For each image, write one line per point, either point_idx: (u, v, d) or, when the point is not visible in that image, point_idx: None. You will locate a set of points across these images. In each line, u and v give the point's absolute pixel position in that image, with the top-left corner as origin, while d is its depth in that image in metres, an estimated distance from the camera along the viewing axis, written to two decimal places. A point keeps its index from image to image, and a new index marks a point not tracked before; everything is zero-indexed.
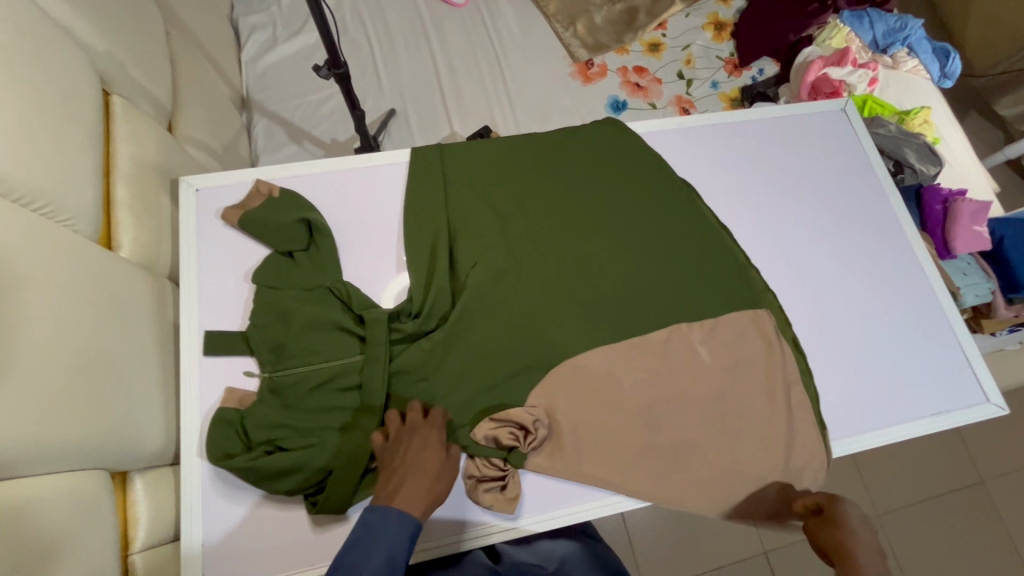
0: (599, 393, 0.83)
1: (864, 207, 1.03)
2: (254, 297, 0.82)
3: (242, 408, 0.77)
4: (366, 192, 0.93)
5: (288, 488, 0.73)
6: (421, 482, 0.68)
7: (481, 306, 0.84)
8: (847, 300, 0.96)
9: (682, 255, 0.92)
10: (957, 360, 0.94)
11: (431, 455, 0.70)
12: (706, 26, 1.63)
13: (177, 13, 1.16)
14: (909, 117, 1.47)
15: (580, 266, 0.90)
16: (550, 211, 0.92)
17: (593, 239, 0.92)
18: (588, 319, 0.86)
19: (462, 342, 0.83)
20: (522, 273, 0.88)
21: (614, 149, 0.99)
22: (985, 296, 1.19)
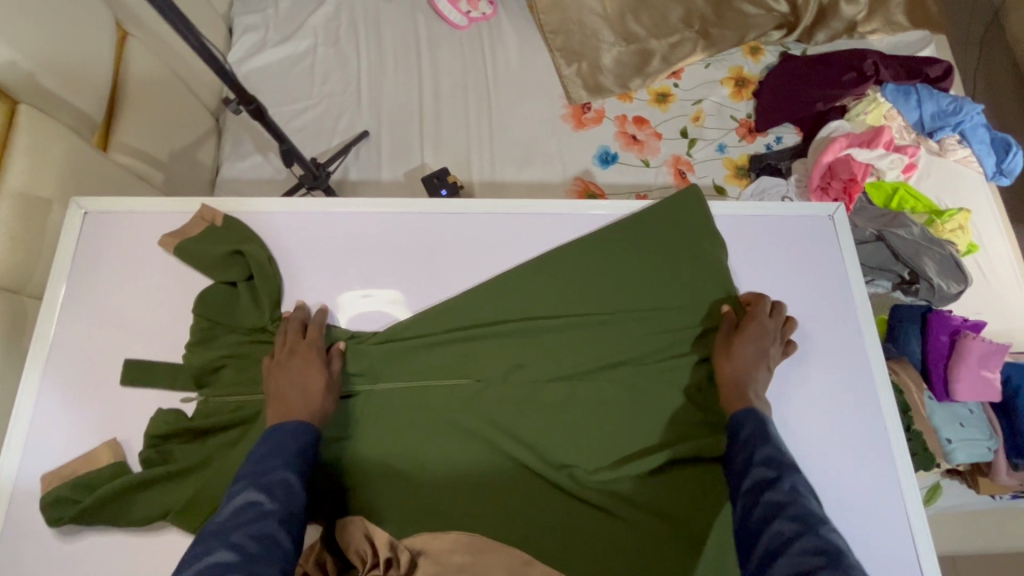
0: (510, 498, 0.78)
1: (848, 341, 0.88)
2: (191, 329, 0.81)
3: (73, 477, 0.74)
4: (322, 233, 0.88)
5: (142, 517, 0.73)
6: (303, 396, 0.73)
7: (435, 380, 0.83)
8: (803, 450, 0.82)
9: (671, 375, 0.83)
10: (905, 555, 0.79)
11: (311, 369, 0.75)
12: (726, 81, 1.47)
13: (145, 15, 1.14)
14: (940, 220, 1.26)
15: (554, 359, 0.83)
16: (551, 291, 0.85)
17: (586, 334, 0.84)
18: (539, 417, 0.82)
19: (400, 413, 0.81)
20: (489, 354, 0.83)
21: (659, 230, 0.87)
22: (984, 456, 1.00)
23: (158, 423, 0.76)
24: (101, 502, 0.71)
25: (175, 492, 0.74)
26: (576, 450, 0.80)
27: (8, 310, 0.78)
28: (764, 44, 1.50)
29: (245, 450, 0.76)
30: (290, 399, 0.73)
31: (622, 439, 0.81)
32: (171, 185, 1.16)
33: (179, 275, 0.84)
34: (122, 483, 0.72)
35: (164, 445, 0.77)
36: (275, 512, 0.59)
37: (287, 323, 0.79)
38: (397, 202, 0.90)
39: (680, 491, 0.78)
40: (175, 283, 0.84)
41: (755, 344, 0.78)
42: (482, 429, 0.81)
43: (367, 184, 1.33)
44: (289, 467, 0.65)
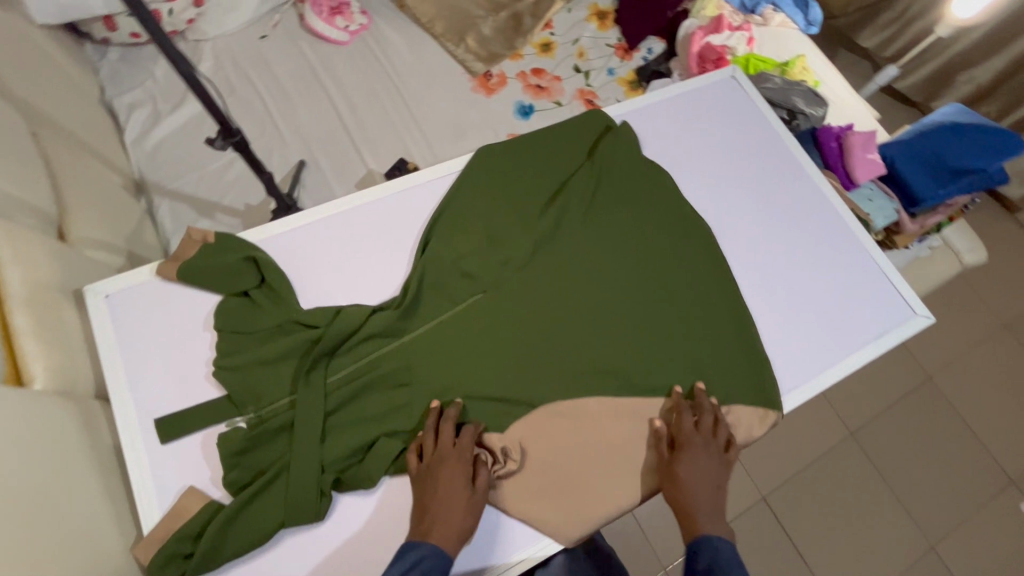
0: (564, 381, 0.89)
1: (775, 158, 1.12)
2: (218, 342, 0.83)
3: (172, 538, 0.73)
4: (356, 231, 0.97)
5: (253, 534, 0.74)
6: (450, 517, 0.74)
7: (448, 315, 0.91)
8: (770, 245, 1.04)
9: (635, 243, 0.99)
10: (883, 284, 1.03)
11: (458, 491, 0.76)
12: (590, 18, 1.68)
13: (44, 110, 1.07)
14: (790, 68, 1.58)
15: (540, 263, 0.96)
16: (510, 210, 0.99)
17: (555, 234, 0.98)
18: (549, 314, 0.92)
19: (430, 356, 0.87)
20: (486, 275, 0.94)
21: (573, 142, 1.06)
22: (893, 216, 1.29)
23: (225, 444, 0.78)
24: (216, 538, 0.73)
25: (271, 497, 0.77)
26: (596, 326, 0.93)
27: (77, 412, 0.74)
28: None
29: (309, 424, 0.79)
30: (432, 521, 0.74)
31: (626, 305, 0.95)
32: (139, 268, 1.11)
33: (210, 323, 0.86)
34: (226, 511, 0.74)
35: (243, 458, 0.78)
36: None
37: (441, 425, 0.80)
38: (382, 188, 1.01)
39: (697, 329, 0.94)
40: (187, 345, 0.84)
41: (696, 465, 0.82)
42: (511, 338, 0.90)
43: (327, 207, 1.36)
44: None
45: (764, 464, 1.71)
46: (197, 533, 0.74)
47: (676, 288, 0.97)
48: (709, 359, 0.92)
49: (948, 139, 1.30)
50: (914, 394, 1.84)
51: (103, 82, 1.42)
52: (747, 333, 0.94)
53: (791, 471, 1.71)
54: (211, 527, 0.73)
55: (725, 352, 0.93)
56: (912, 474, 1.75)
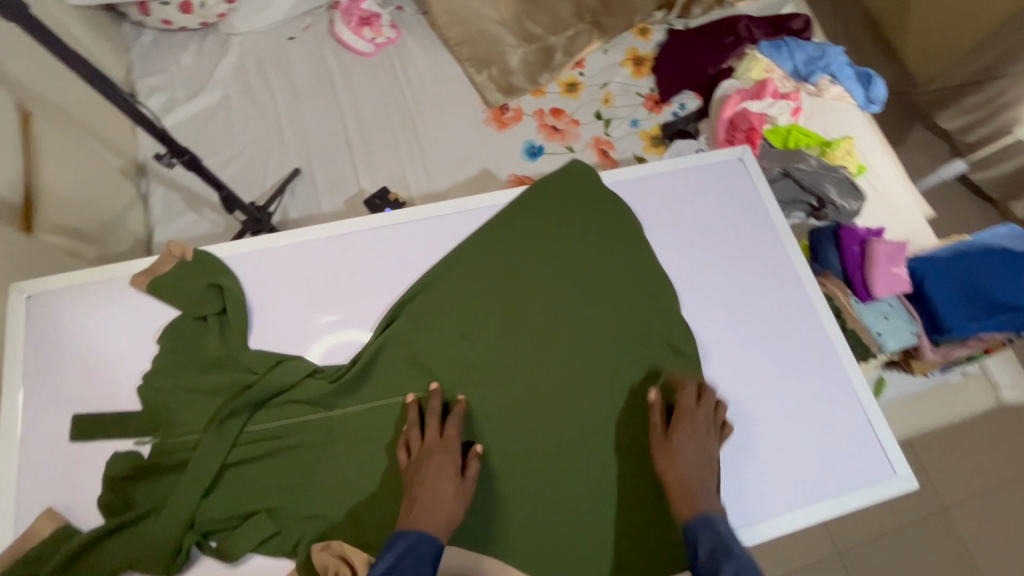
0: (491, 499, 0.82)
1: (776, 262, 0.98)
2: (157, 359, 0.82)
3: (21, 554, 0.72)
4: (293, 264, 0.90)
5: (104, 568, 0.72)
6: (438, 504, 0.72)
7: (395, 401, 0.84)
8: (744, 362, 0.91)
9: (614, 358, 0.89)
10: (859, 428, 0.88)
11: (449, 479, 0.74)
12: (625, 63, 1.59)
13: (46, 93, 1.11)
14: (832, 148, 1.43)
15: (507, 361, 0.88)
16: (491, 294, 0.90)
17: (533, 333, 0.89)
18: (502, 423, 0.85)
19: (356, 441, 0.82)
20: (447, 365, 0.87)
21: (579, 223, 0.95)
22: (910, 340, 1.13)
23: (115, 464, 0.76)
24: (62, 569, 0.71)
25: (133, 538, 0.74)
26: (546, 447, 0.84)
27: None
28: (651, 24, 1.64)
29: (197, 473, 0.76)
30: (418, 511, 0.72)
31: (586, 429, 0.86)
32: (107, 256, 1.13)
33: (120, 340, 0.83)
34: (80, 540, 0.72)
35: (124, 487, 0.76)
36: None
37: (430, 404, 0.81)
38: (350, 223, 0.94)
39: (646, 465, 0.85)
40: (95, 358, 0.82)
41: (692, 445, 0.78)
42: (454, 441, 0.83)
43: (311, 219, 1.35)
44: None
45: None
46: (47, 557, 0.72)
47: (645, 419, 0.86)
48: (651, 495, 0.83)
49: (981, 262, 1.14)
50: (922, 526, 1.63)
51: (132, 63, 1.46)
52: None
53: None
54: (61, 552, 0.71)
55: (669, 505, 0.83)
56: None
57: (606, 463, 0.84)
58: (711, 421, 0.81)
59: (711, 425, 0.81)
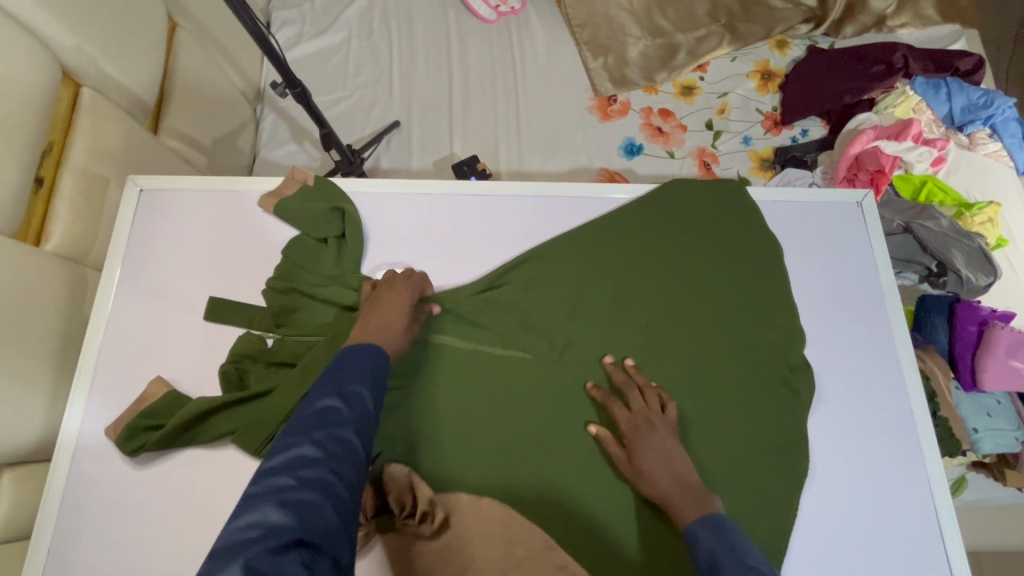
0: (551, 479, 0.80)
1: (875, 327, 0.88)
2: (278, 268, 0.87)
3: (142, 409, 0.77)
4: (388, 211, 0.92)
5: (215, 433, 0.78)
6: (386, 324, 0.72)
7: (497, 352, 0.87)
8: (817, 422, 0.83)
9: (720, 377, 0.85)
10: (925, 524, 0.79)
11: (397, 308, 0.74)
12: (752, 74, 1.47)
13: (193, 9, 1.20)
14: (969, 212, 1.25)
15: (608, 347, 0.87)
16: (614, 277, 0.90)
17: (645, 329, 0.87)
18: (584, 405, 0.84)
19: (452, 379, 0.85)
20: (550, 334, 0.88)
21: (724, 230, 0.93)
22: (1011, 447, 1.00)
23: (243, 343, 0.82)
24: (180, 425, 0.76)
25: (240, 414, 0.79)
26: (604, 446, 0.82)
27: (70, 280, 0.82)
28: (791, 37, 1.51)
29: (305, 370, 0.79)
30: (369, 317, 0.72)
31: None
32: (213, 168, 1.22)
33: (204, 246, 0.88)
34: (199, 402, 0.77)
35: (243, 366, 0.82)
36: (348, 424, 0.55)
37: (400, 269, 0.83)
38: (439, 184, 0.94)
39: None
40: (179, 258, 0.87)
41: (651, 442, 0.75)
42: (534, 407, 0.85)
43: (398, 172, 1.38)
44: (363, 385, 0.59)
45: None
46: (167, 417, 0.78)
47: (733, 452, 0.81)
48: None
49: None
50: None
51: None
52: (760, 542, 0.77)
53: None
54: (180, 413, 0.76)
55: None
56: None
57: (645, 490, 0.79)
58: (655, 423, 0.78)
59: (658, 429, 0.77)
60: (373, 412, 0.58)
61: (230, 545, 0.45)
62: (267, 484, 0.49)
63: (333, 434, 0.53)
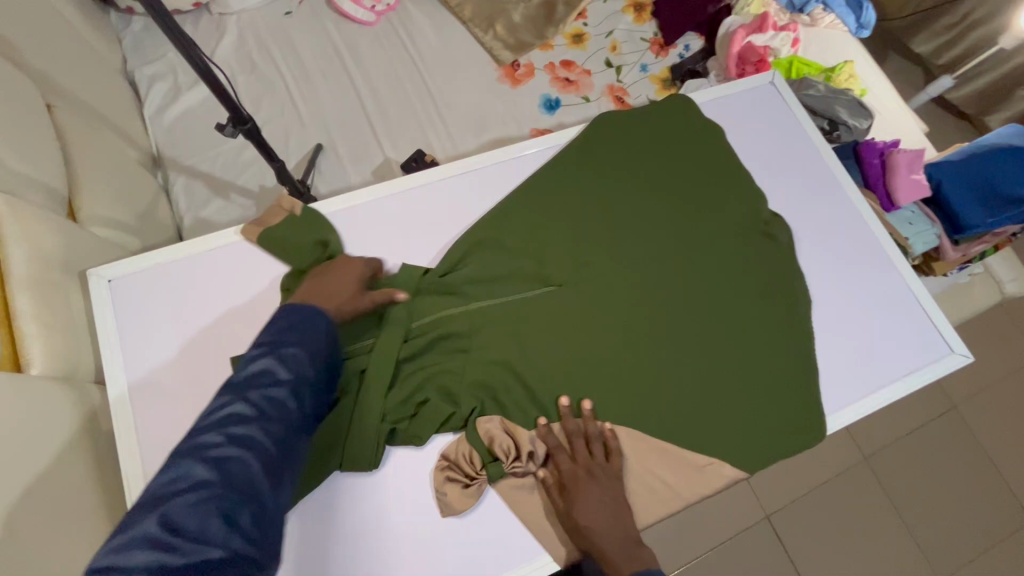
0: (615, 398, 0.86)
1: (824, 176, 1.03)
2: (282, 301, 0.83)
3: None
4: (380, 217, 0.94)
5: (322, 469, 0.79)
6: (331, 294, 0.77)
7: (526, 290, 0.91)
8: (805, 268, 0.97)
9: (718, 251, 0.96)
10: (915, 312, 0.96)
11: (349, 278, 0.80)
12: (626, 9, 1.61)
13: (60, 83, 1.07)
14: (836, 73, 1.48)
15: (608, 267, 0.93)
16: (587, 210, 0.97)
17: (629, 244, 0.95)
18: (603, 314, 0.91)
19: (481, 340, 0.87)
20: (564, 263, 0.93)
21: (676, 132, 1.04)
22: (933, 242, 1.22)
23: None
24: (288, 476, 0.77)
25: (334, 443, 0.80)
26: (639, 353, 0.89)
27: (73, 400, 0.73)
28: None
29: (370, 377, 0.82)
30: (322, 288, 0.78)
31: (687, 328, 0.91)
32: (148, 246, 1.11)
33: (206, 315, 0.82)
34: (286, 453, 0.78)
35: None
36: (285, 382, 0.64)
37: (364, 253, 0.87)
38: (409, 180, 0.97)
39: (729, 365, 0.89)
40: (184, 337, 0.81)
41: (594, 494, 0.77)
42: (562, 332, 0.89)
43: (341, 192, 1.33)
44: (300, 346, 0.67)
45: (774, 483, 1.65)
46: None
47: (751, 310, 0.93)
48: (746, 387, 0.88)
49: (988, 161, 1.22)
50: (939, 425, 1.75)
51: (126, 53, 1.40)
52: (794, 375, 0.89)
53: (804, 491, 1.64)
54: None
55: (776, 391, 0.88)
56: (928, 508, 1.67)
57: (696, 373, 0.88)
58: (606, 482, 0.79)
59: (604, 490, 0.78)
60: (307, 371, 0.67)
61: (165, 494, 0.51)
62: (197, 438, 0.56)
63: (262, 392, 0.62)
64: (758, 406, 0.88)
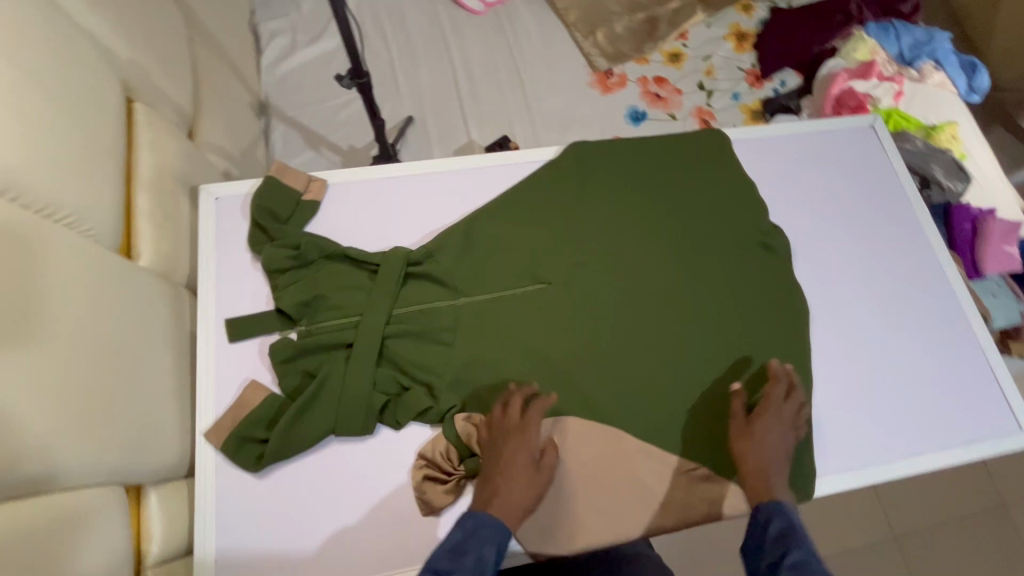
0: (616, 403, 0.80)
1: (910, 229, 1.00)
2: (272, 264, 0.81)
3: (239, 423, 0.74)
4: (403, 191, 0.90)
5: (303, 442, 0.73)
6: (512, 494, 0.65)
7: (517, 293, 0.84)
8: (872, 314, 0.93)
9: (740, 292, 0.88)
10: (987, 380, 0.91)
11: (524, 466, 0.67)
12: (728, 37, 1.61)
13: (201, 22, 1.18)
14: (935, 133, 1.44)
15: (631, 269, 0.87)
16: (618, 208, 0.91)
17: (656, 250, 0.89)
18: (613, 317, 0.84)
19: (479, 322, 0.82)
20: (583, 257, 0.87)
21: (708, 160, 0.96)
22: (1016, 318, 1.17)
23: (278, 350, 0.76)
24: (284, 431, 0.72)
25: (317, 413, 0.74)
26: (650, 363, 0.82)
27: (166, 295, 0.80)
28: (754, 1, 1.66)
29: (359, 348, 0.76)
30: (499, 489, 0.65)
31: (705, 346, 0.84)
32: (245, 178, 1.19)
33: None
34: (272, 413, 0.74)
35: (291, 369, 0.76)
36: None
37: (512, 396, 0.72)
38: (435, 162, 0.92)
39: (751, 391, 0.82)
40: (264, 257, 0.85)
41: (773, 430, 0.73)
42: (568, 327, 0.83)
43: None
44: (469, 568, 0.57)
45: None
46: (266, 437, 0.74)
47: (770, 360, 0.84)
48: None
49: None
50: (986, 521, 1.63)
51: (256, 7, 1.53)
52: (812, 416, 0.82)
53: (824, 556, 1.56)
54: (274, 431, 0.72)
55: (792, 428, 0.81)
56: None
57: (723, 392, 0.82)
58: (784, 429, 0.74)
59: (782, 435, 0.73)
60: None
61: None
62: None
63: None
64: None
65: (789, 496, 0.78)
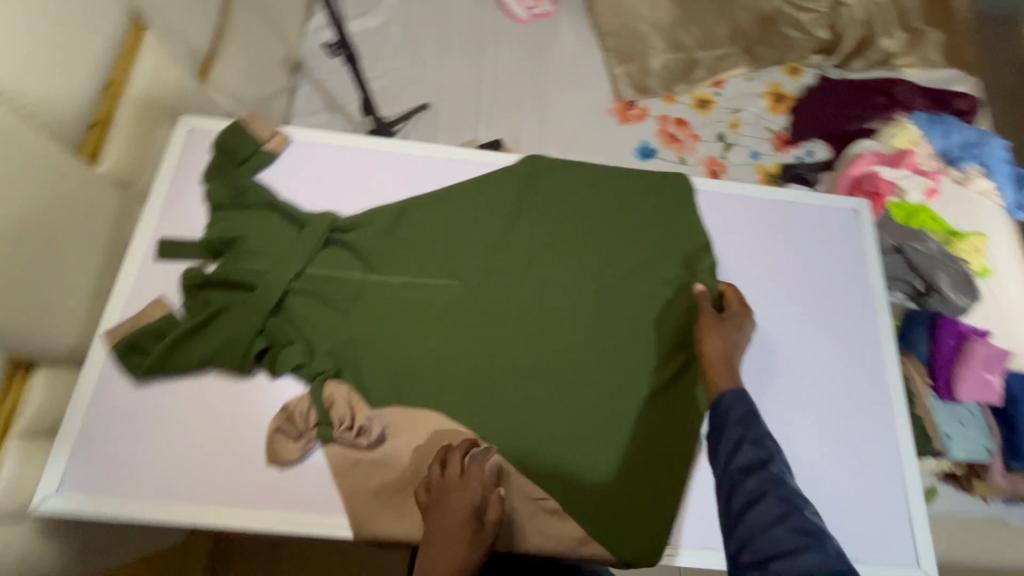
0: (482, 412, 0.79)
1: (864, 324, 0.93)
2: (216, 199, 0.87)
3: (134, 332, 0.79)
4: (356, 162, 0.94)
5: (184, 362, 0.78)
6: (449, 554, 0.67)
7: (428, 282, 0.85)
8: (792, 399, 0.87)
9: (649, 338, 0.85)
10: (896, 504, 0.83)
11: (461, 530, 0.68)
12: (765, 95, 1.56)
13: None
14: (957, 240, 1.33)
15: (545, 288, 0.87)
16: (553, 227, 0.90)
17: (576, 276, 0.88)
18: (511, 329, 0.84)
19: (380, 299, 0.84)
20: (502, 265, 0.87)
21: (665, 205, 0.94)
22: (980, 455, 1.06)
23: (190, 276, 0.82)
24: (168, 349, 0.78)
25: (204, 340, 0.79)
26: (531, 383, 0.81)
27: (114, 201, 0.87)
28: (804, 66, 1.60)
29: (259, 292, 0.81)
30: (434, 557, 0.67)
31: (593, 382, 0.82)
32: None
33: None
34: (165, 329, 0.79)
35: (198, 295, 0.82)
36: None
37: (450, 455, 0.72)
38: (396, 143, 0.96)
39: (626, 439, 0.79)
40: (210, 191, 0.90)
41: (731, 334, 0.78)
42: (462, 326, 0.84)
43: None
44: None
45: None
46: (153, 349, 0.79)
47: (660, 417, 0.80)
48: (633, 469, 0.78)
49: None
50: None
51: None
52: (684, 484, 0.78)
53: None
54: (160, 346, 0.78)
55: (657, 488, 0.77)
56: None
57: (596, 432, 0.79)
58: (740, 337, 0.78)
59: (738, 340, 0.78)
60: None
61: None
62: None
63: None
64: (619, 509, 0.76)
65: (630, 555, 0.75)
